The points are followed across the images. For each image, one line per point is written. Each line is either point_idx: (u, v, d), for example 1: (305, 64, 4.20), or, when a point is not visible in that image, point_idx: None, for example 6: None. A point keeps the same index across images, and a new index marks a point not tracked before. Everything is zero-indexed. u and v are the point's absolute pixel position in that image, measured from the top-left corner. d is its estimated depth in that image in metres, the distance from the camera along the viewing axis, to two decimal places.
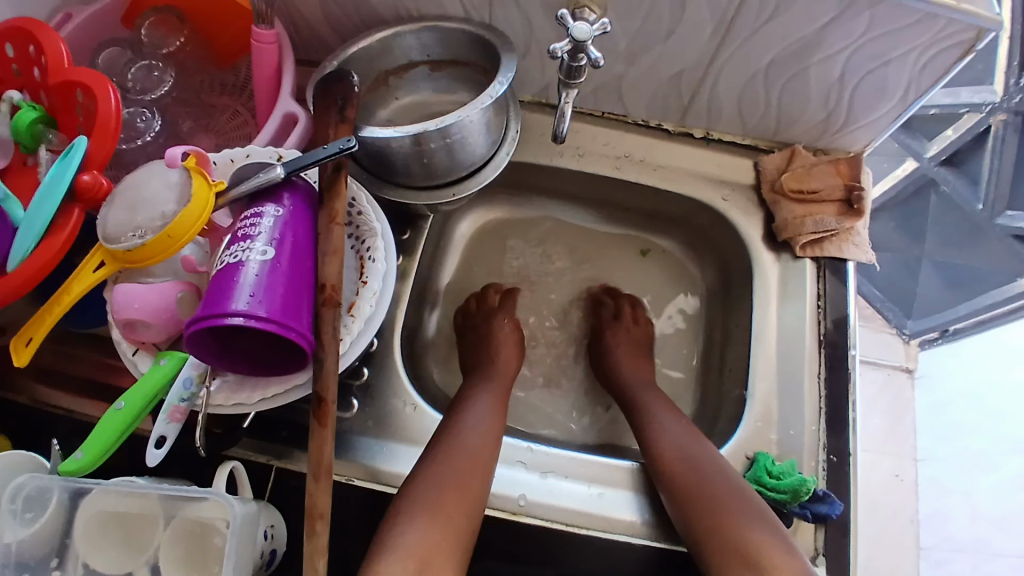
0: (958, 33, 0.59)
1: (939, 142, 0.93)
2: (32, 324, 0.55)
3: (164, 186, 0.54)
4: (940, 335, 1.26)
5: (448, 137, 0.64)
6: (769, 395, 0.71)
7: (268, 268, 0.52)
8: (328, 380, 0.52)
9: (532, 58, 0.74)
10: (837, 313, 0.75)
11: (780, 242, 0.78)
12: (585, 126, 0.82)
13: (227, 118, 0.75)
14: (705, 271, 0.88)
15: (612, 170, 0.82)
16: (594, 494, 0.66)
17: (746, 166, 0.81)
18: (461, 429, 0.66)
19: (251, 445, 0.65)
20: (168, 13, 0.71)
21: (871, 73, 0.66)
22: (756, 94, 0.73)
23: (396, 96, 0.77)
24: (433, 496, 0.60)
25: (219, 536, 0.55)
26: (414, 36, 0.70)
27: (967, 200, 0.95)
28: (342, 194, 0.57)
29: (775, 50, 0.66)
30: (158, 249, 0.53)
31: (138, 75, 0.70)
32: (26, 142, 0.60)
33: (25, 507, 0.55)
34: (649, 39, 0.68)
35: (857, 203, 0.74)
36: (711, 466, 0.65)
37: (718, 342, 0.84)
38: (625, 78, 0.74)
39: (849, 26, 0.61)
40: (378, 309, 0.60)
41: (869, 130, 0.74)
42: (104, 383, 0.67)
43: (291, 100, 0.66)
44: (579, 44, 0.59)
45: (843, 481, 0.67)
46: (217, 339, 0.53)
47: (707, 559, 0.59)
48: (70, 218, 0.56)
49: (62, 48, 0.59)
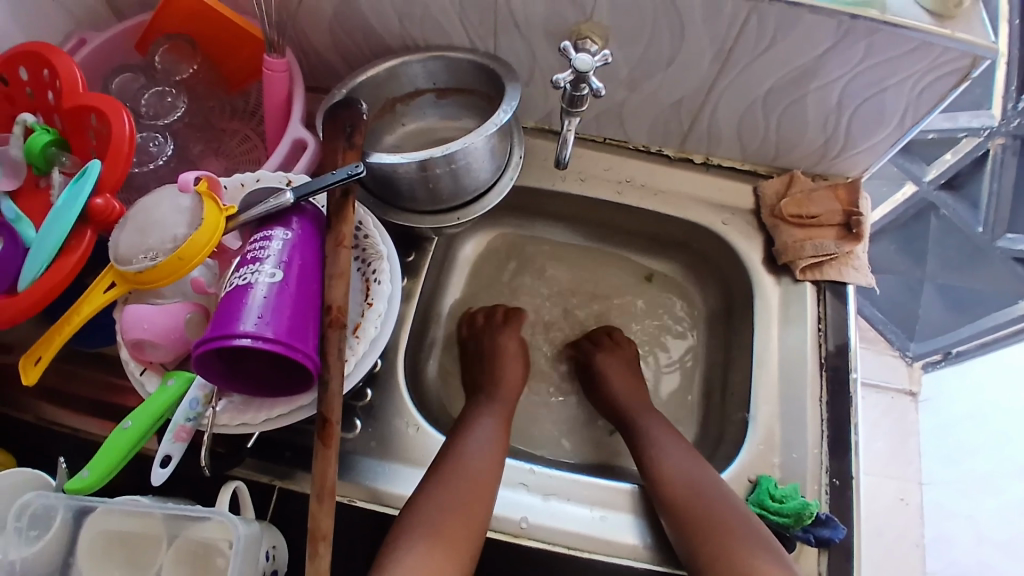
0: (954, 61, 0.60)
1: (938, 166, 0.94)
2: (41, 344, 0.56)
3: (174, 210, 0.55)
4: (943, 357, 1.26)
5: (454, 163, 0.65)
6: (771, 418, 0.72)
7: (275, 290, 0.53)
8: (333, 402, 0.53)
9: (535, 86, 0.75)
10: (839, 339, 0.75)
11: (780, 265, 0.79)
12: (587, 151, 0.83)
13: (236, 142, 0.77)
14: (707, 294, 0.88)
15: (613, 194, 0.83)
16: (596, 517, 0.66)
17: (746, 191, 0.82)
18: (463, 451, 0.66)
19: (254, 465, 0.65)
20: (180, 39, 0.71)
21: (868, 99, 0.67)
22: (755, 121, 0.74)
23: (403, 122, 0.78)
24: (436, 519, 0.60)
25: (221, 557, 0.55)
26: (420, 65, 0.72)
27: (968, 222, 0.96)
28: (350, 219, 0.58)
29: (774, 78, 0.67)
30: (168, 271, 0.54)
31: (151, 101, 0.72)
32: (39, 165, 0.61)
33: (30, 525, 0.55)
34: (650, 67, 0.69)
35: (857, 228, 0.76)
36: (712, 489, 0.65)
37: (720, 364, 0.84)
38: (627, 104, 0.76)
39: (847, 54, 0.62)
40: (383, 330, 0.61)
41: (867, 155, 0.76)
42: (110, 402, 0.68)
43: (301, 126, 0.67)
44: (582, 75, 0.60)
45: (846, 505, 0.67)
46: (224, 360, 0.54)
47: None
48: (82, 240, 0.57)
49: (77, 73, 0.61)
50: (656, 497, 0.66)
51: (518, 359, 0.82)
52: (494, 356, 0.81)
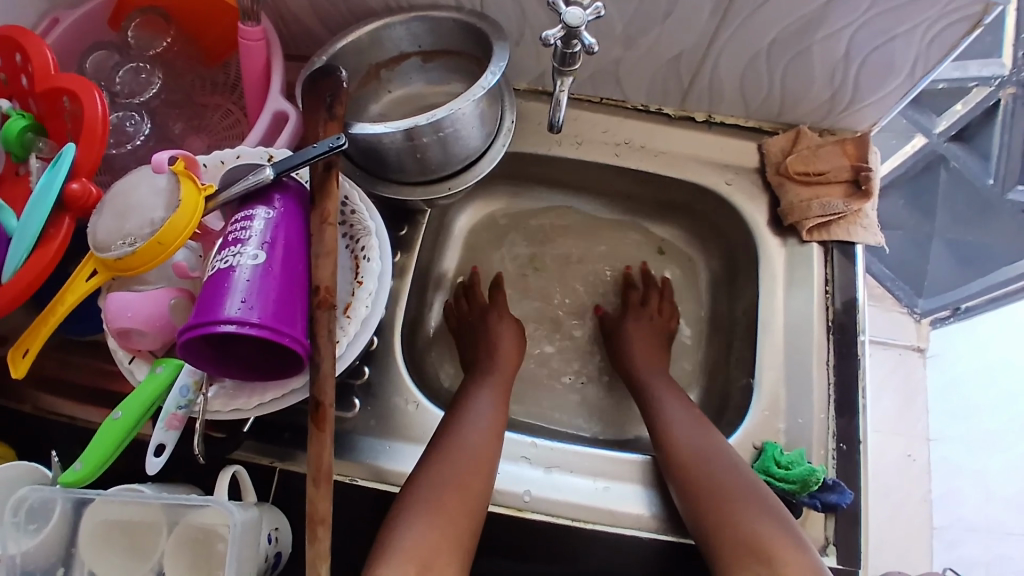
0: (966, 7, 0.57)
1: (948, 117, 0.90)
2: (29, 335, 0.54)
3: (151, 192, 0.53)
4: (952, 313, 1.23)
5: (441, 130, 0.62)
6: (776, 383, 0.70)
7: (259, 273, 0.51)
8: (325, 384, 0.52)
9: (526, 46, 0.72)
10: (846, 297, 0.73)
11: (786, 226, 0.76)
12: (584, 113, 0.80)
13: (219, 117, 0.73)
14: (710, 257, 0.86)
15: (612, 158, 0.80)
16: (600, 488, 0.65)
17: (750, 149, 0.79)
18: (463, 427, 0.65)
19: (254, 448, 0.64)
20: (154, 13, 0.69)
21: (877, 49, 0.64)
22: (758, 75, 0.71)
23: (389, 89, 0.75)
24: (435, 497, 0.59)
25: (222, 542, 0.54)
26: (404, 27, 0.69)
27: (978, 175, 0.92)
28: (334, 194, 0.56)
29: (777, 29, 0.64)
30: (148, 257, 0.52)
31: (126, 78, 0.70)
32: (16, 151, 0.59)
33: (29, 519, 0.54)
34: (646, 21, 0.66)
35: (864, 184, 0.72)
36: (719, 457, 0.64)
37: (724, 330, 0.82)
38: (623, 62, 0.72)
39: (853, 2, 0.59)
40: (375, 309, 0.59)
41: (876, 108, 0.72)
42: (105, 389, 0.67)
43: (282, 99, 0.65)
44: (572, 30, 0.57)
45: (854, 469, 0.66)
46: (211, 346, 0.53)
47: (715, 556, 0.58)
48: (61, 227, 0.55)
49: (49, 55, 0.58)
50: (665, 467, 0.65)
51: (513, 332, 0.81)
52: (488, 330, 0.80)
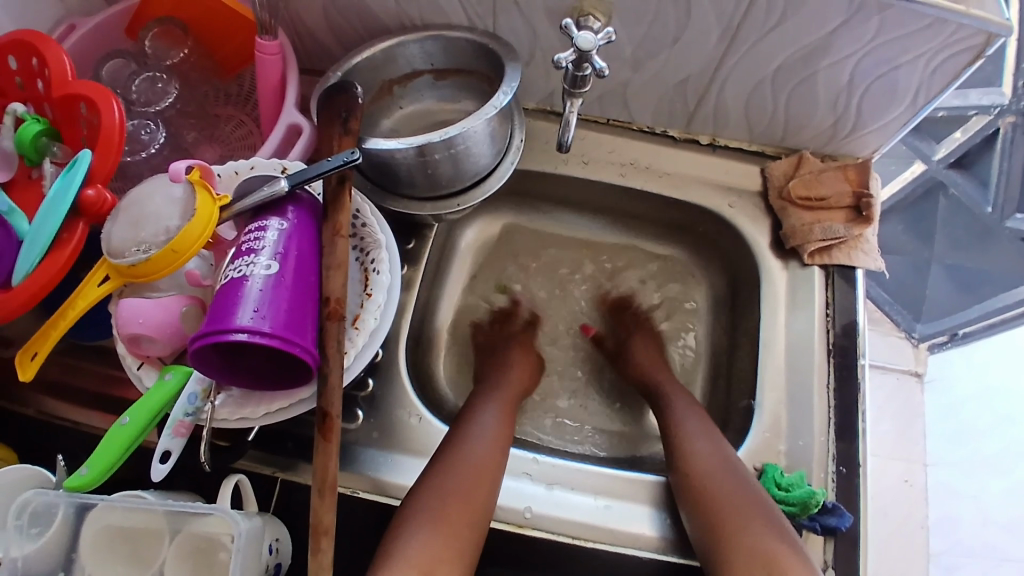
0: (968, 39, 0.58)
1: (947, 145, 0.92)
2: (37, 339, 0.54)
3: (166, 201, 0.54)
4: (950, 338, 1.25)
5: (453, 147, 0.63)
6: (778, 406, 0.71)
7: (271, 283, 0.52)
8: (333, 395, 0.52)
9: (536, 66, 0.74)
10: (846, 320, 0.73)
11: (788, 249, 0.77)
12: (590, 133, 0.81)
13: (232, 128, 0.75)
14: (712, 277, 0.87)
15: (617, 177, 0.81)
16: (600, 506, 0.66)
17: (754, 173, 0.80)
18: (466, 441, 0.66)
19: (257, 457, 0.65)
20: (172, 24, 0.70)
21: (881, 77, 0.65)
22: (763, 101, 0.72)
23: (400, 105, 0.76)
24: (436, 507, 0.60)
25: (224, 552, 0.54)
26: (418, 45, 0.70)
27: (977, 202, 0.93)
28: (347, 207, 0.56)
29: (782, 56, 0.65)
30: (162, 264, 0.52)
31: (142, 86, 0.70)
32: (31, 156, 0.60)
33: (30, 523, 0.54)
34: (655, 45, 0.67)
35: (865, 210, 0.74)
36: (732, 471, 0.64)
37: (726, 350, 0.83)
38: (630, 84, 0.74)
39: (858, 31, 0.60)
40: (383, 321, 0.60)
41: (878, 135, 0.74)
42: (109, 395, 0.67)
43: (295, 111, 0.66)
44: (584, 54, 0.58)
45: (854, 492, 0.66)
46: (220, 355, 0.53)
47: (723, 562, 0.58)
48: (75, 233, 0.55)
49: (65, 62, 0.59)
50: (677, 480, 0.66)
51: (530, 357, 0.82)
52: (503, 359, 0.81)
